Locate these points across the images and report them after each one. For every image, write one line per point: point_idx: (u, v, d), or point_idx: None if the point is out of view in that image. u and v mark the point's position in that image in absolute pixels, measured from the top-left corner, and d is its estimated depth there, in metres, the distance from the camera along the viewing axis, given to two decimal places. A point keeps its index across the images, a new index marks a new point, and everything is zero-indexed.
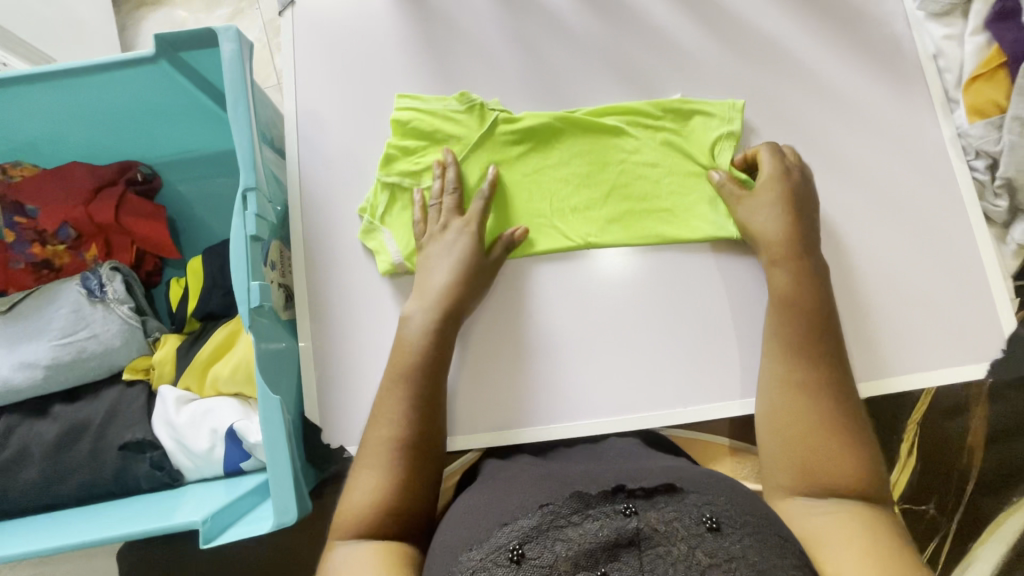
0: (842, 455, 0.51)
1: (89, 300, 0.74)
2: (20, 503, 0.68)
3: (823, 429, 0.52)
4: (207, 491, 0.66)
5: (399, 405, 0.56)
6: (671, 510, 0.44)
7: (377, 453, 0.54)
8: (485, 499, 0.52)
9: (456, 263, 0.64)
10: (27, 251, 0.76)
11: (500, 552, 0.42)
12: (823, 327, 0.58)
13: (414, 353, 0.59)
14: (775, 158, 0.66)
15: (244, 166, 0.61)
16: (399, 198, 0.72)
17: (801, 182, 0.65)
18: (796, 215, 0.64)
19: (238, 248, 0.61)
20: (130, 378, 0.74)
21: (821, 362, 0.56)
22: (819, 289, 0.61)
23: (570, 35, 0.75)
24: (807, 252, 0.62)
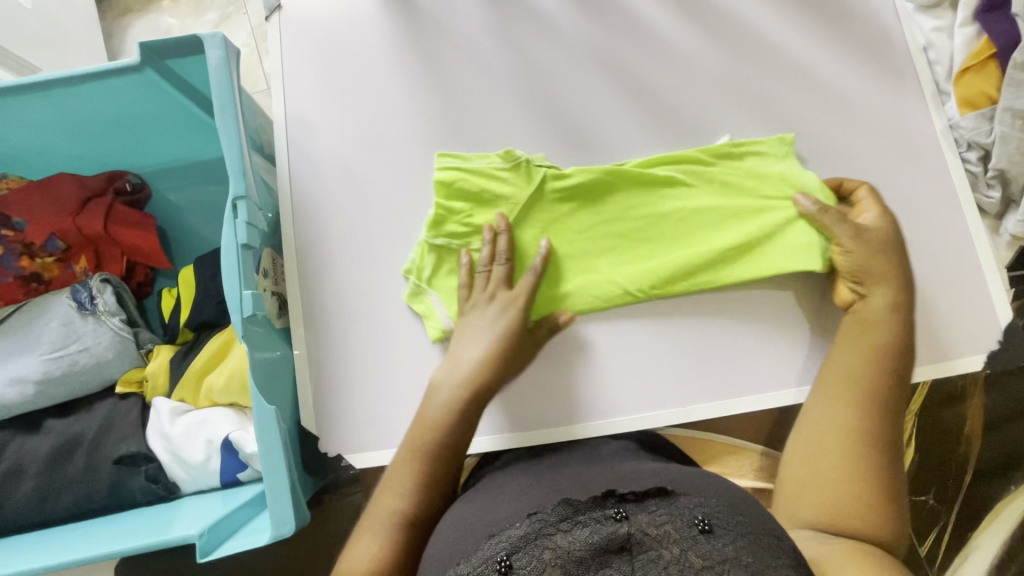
0: (865, 503, 0.48)
1: (80, 313, 0.73)
2: (14, 520, 0.67)
3: (854, 479, 0.49)
4: (204, 502, 0.66)
5: (410, 476, 0.55)
6: (662, 513, 0.44)
7: (381, 519, 0.54)
8: (479, 508, 0.51)
9: (493, 340, 0.62)
10: (14, 264, 0.75)
11: (488, 563, 0.42)
12: (895, 384, 0.54)
13: (436, 428, 0.57)
14: (878, 205, 0.63)
15: (233, 174, 0.61)
16: (446, 258, 0.70)
17: (891, 235, 0.62)
18: (896, 261, 0.60)
19: (229, 257, 0.60)
20: (123, 391, 0.73)
21: (885, 420, 0.52)
22: (901, 348, 0.56)
23: (560, 35, 0.75)
24: (902, 301, 0.58)
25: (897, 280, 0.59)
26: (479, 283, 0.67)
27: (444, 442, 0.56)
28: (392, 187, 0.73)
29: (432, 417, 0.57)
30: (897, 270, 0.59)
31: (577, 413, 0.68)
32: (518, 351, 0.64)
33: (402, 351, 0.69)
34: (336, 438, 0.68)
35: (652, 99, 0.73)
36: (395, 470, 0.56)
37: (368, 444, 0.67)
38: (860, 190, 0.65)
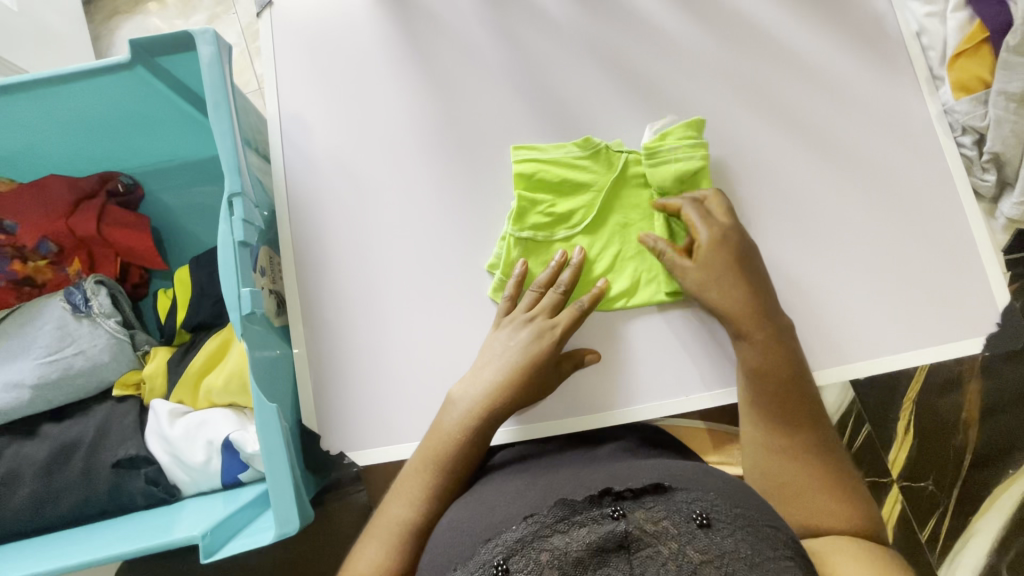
0: (832, 504, 0.51)
1: (75, 315, 0.72)
2: (13, 526, 0.66)
3: (812, 483, 0.52)
4: (206, 504, 0.65)
5: (420, 485, 0.56)
6: (659, 509, 0.45)
7: (389, 529, 0.55)
8: (471, 512, 0.52)
9: (513, 362, 0.61)
10: (5, 268, 0.73)
11: (485, 567, 0.43)
12: (794, 389, 0.57)
13: (457, 441, 0.58)
14: (704, 220, 0.64)
15: (228, 171, 0.60)
16: (543, 253, 0.70)
17: (737, 240, 0.63)
18: (741, 281, 0.61)
19: (227, 255, 0.59)
20: (121, 393, 0.73)
21: (799, 419, 0.56)
22: (785, 353, 0.58)
23: (554, 26, 0.74)
24: (764, 315, 0.60)
25: (744, 305, 0.60)
26: (532, 300, 0.66)
27: (457, 447, 0.58)
28: (391, 185, 0.72)
29: (460, 433, 0.58)
30: (745, 292, 0.60)
31: (577, 407, 0.67)
32: (540, 381, 0.63)
33: (402, 348, 0.69)
34: (335, 436, 0.67)
35: (648, 90, 0.73)
36: (405, 482, 0.57)
37: (370, 440, 0.67)
38: (684, 209, 0.65)
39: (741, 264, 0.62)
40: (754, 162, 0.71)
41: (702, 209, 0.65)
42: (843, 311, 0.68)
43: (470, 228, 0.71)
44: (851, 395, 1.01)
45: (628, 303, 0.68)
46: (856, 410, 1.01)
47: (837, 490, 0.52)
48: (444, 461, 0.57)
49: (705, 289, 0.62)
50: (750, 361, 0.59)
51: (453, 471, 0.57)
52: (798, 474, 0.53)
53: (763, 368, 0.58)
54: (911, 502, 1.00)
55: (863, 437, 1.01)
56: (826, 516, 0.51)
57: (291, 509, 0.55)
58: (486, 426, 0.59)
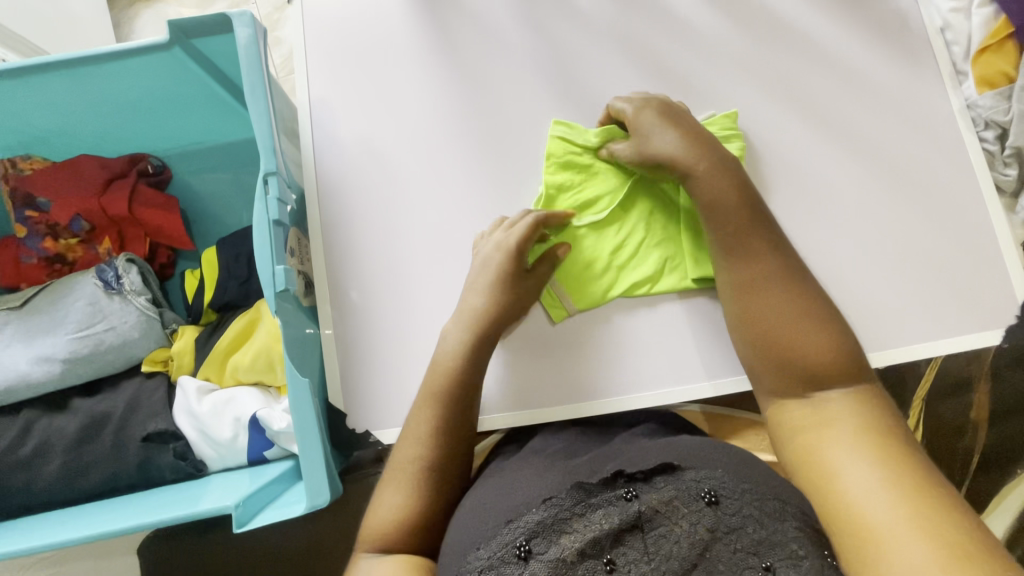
0: (814, 333, 0.53)
1: (106, 292, 0.73)
2: (46, 497, 0.67)
3: (791, 312, 0.54)
4: (233, 479, 0.66)
5: (427, 425, 0.57)
6: (669, 489, 0.46)
7: (403, 472, 0.56)
8: (493, 493, 0.53)
9: (484, 286, 0.63)
10: (39, 245, 0.76)
11: (507, 549, 0.44)
12: (752, 218, 0.59)
13: (451, 373, 0.60)
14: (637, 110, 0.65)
15: (264, 151, 0.61)
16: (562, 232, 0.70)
17: (658, 103, 0.65)
18: (683, 126, 0.63)
19: (262, 233, 0.60)
20: (150, 369, 0.73)
21: (759, 251, 0.57)
22: (735, 177, 0.60)
23: (582, 17, 0.75)
24: (704, 146, 0.61)
25: (715, 172, 0.60)
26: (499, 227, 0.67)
27: (455, 380, 0.59)
28: (418, 170, 0.73)
29: (450, 359, 0.60)
30: (704, 154, 0.61)
31: (597, 390, 0.68)
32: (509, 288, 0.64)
33: (426, 330, 0.70)
34: (359, 414, 0.68)
35: (673, 81, 0.74)
36: (411, 421, 0.58)
37: (394, 420, 0.68)
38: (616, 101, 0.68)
39: (705, 139, 0.62)
40: (776, 154, 0.72)
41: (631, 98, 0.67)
42: (863, 303, 0.69)
43: (494, 215, 0.72)
44: None
45: (652, 289, 0.69)
46: None
47: (809, 319, 0.54)
48: (443, 396, 0.58)
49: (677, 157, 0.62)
50: (702, 195, 0.60)
51: (452, 406, 0.58)
52: (768, 310, 0.55)
53: (719, 209, 0.59)
54: None
55: None
56: (806, 352, 0.52)
57: (320, 480, 0.56)
58: (476, 354, 0.61)
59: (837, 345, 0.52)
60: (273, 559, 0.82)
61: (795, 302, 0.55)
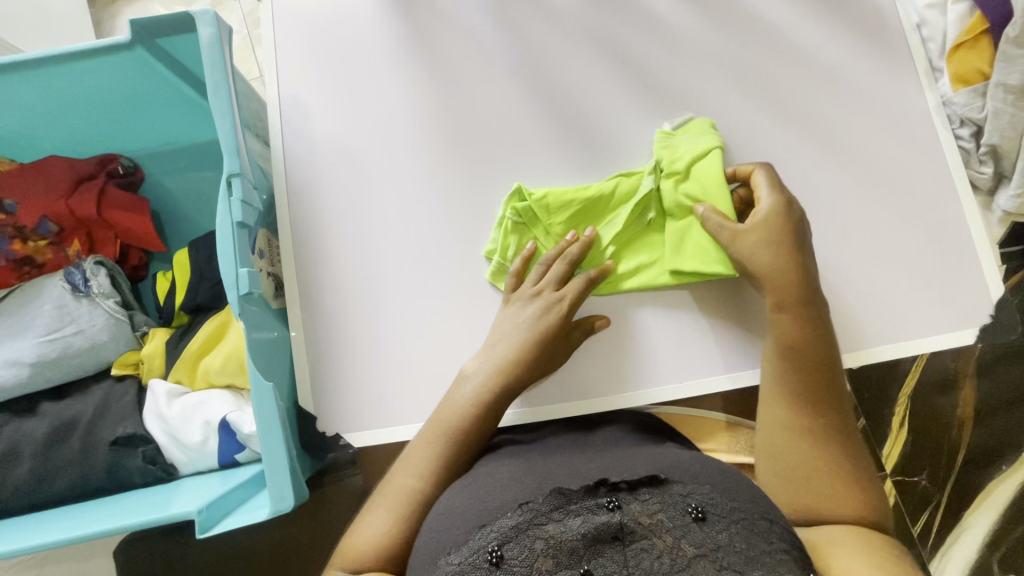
0: (849, 493, 0.50)
1: (74, 295, 0.72)
2: (13, 501, 0.67)
3: (834, 472, 0.51)
4: (202, 483, 0.66)
5: (429, 457, 0.57)
6: (655, 502, 0.46)
7: (398, 498, 0.55)
8: (466, 496, 0.52)
9: (524, 340, 0.62)
10: (6, 247, 0.74)
11: (479, 555, 0.44)
12: (820, 369, 0.55)
13: (462, 415, 0.58)
14: (774, 187, 0.62)
15: (227, 152, 0.60)
16: (536, 232, 0.70)
17: (794, 219, 0.60)
18: (794, 245, 0.59)
19: (225, 235, 0.59)
20: (119, 373, 0.73)
21: (822, 409, 0.54)
22: (819, 334, 0.56)
23: (556, 15, 0.74)
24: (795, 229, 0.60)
25: (792, 278, 0.58)
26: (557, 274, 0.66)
27: (468, 418, 0.58)
28: (389, 170, 0.72)
29: (474, 404, 0.59)
30: (797, 267, 0.58)
31: (566, 391, 0.68)
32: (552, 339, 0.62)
33: (398, 332, 0.69)
34: (328, 416, 0.67)
35: (648, 79, 0.73)
36: (414, 450, 0.57)
37: (364, 422, 0.67)
38: (755, 174, 0.64)
39: (799, 235, 0.60)
40: (753, 153, 0.71)
41: (774, 178, 0.63)
42: (838, 303, 0.68)
43: (465, 215, 0.71)
44: (847, 388, 1.02)
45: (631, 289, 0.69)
46: (852, 404, 1.02)
47: (848, 478, 0.50)
48: (452, 433, 0.57)
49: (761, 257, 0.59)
50: (781, 336, 0.57)
51: (461, 442, 0.57)
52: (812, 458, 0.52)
53: (795, 350, 0.56)
54: (904, 497, 1.00)
55: (858, 432, 1.02)
56: (832, 504, 0.50)
57: (284, 484, 0.56)
58: (497, 399, 0.60)
59: (869, 510, 0.49)
60: (249, 560, 0.82)
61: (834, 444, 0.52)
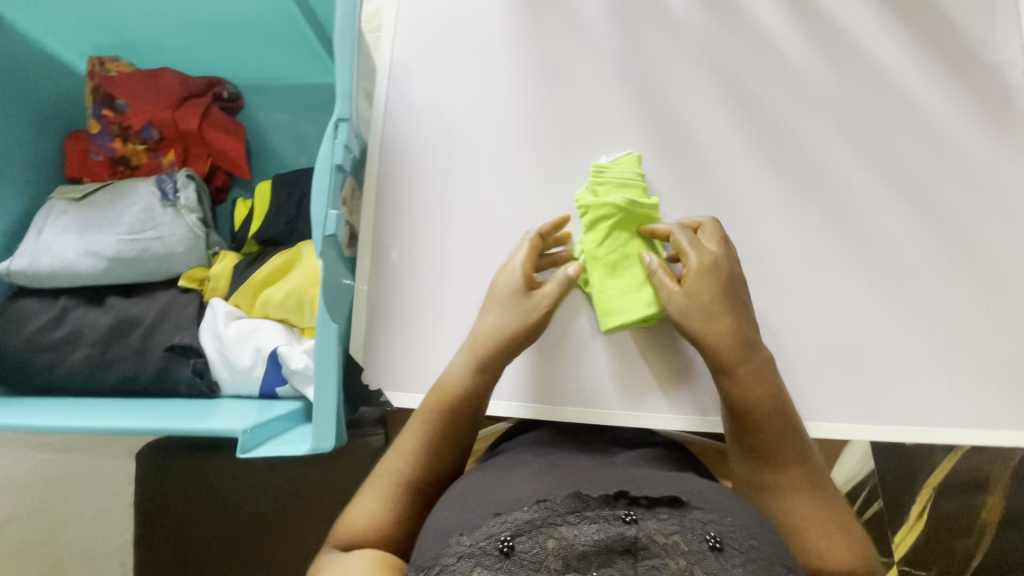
0: (841, 539, 0.51)
1: (162, 202, 0.75)
2: (65, 382, 0.69)
3: (822, 516, 0.52)
4: (240, 407, 0.67)
5: (416, 442, 0.57)
6: (672, 522, 0.45)
7: (385, 479, 0.56)
8: (483, 487, 0.52)
9: (497, 310, 0.62)
10: (108, 144, 0.78)
11: (490, 542, 0.44)
12: (779, 428, 0.55)
13: (449, 399, 0.59)
14: (695, 243, 0.62)
15: (340, 96, 0.62)
16: (606, 215, 0.67)
17: (727, 269, 0.61)
18: (728, 309, 0.59)
19: (322, 175, 0.61)
20: (185, 286, 0.75)
21: (788, 459, 0.55)
22: (772, 387, 0.56)
23: (678, 29, 0.74)
24: (729, 302, 0.59)
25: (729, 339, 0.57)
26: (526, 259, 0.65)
27: (456, 403, 0.59)
28: (480, 147, 0.73)
29: (463, 389, 0.59)
30: (733, 327, 0.58)
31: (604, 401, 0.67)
32: (526, 321, 0.62)
33: (455, 304, 0.69)
34: (375, 369, 0.69)
35: (755, 110, 0.72)
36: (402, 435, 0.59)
37: (407, 384, 0.68)
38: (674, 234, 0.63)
39: (731, 293, 0.60)
40: (845, 205, 0.69)
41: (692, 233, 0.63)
42: (900, 375, 0.66)
43: (546, 206, 0.71)
44: (871, 465, 0.99)
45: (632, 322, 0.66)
46: (871, 482, 0.99)
47: (835, 524, 0.52)
48: (434, 414, 0.58)
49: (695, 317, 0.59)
50: (733, 396, 0.57)
51: (448, 428, 0.58)
52: (797, 509, 0.53)
53: (747, 407, 0.56)
54: None
55: (873, 512, 0.99)
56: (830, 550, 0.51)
57: (328, 427, 0.57)
58: (483, 378, 0.60)
59: (851, 541, 0.52)
60: (262, 491, 0.84)
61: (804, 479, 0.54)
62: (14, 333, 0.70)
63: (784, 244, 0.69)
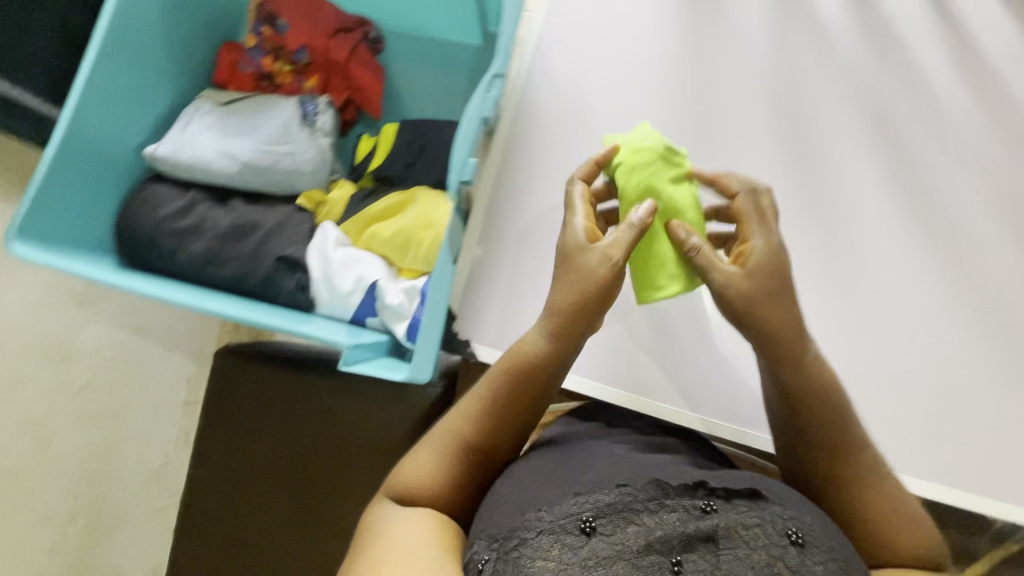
0: (906, 526, 0.45)
1: (301, 122, 0.78)
2: (183, 267, 0.74)
3: (879, 502, 0.45)
4: (333, 326, 0.71)
5: (481, 404, 0.50)
6: (752, 515, 0.42)
7: (446, 437, 0.51)
8: (557, 466, 0.50)
9: (565, 279, 0.50)
10: (259, 59, 0.82)
11: (570, 519, 0.41)
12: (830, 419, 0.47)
13: (527, 366, 0.50)
14: (756, 220, 0.50)
15: (501, 53, 0.65)
16: (635, 179, 0.54)
17: (784, 263, 0.48)
18: (785, 292, 0.47)
19: (469, 122, 0.63)
20: (303, 204, 0.78)
21: (847, 443, 0.47)
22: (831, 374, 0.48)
23: (835, 55, 0.74)
24: (781, 285, 0.47)
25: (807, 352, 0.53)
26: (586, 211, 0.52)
27: (532, 370, 0.51)
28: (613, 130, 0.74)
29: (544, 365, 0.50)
30: (785, 312, 0.46)
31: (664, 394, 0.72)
32: (595, 280, 0.48)
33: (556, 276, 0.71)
34: (468, 321, 0.71)
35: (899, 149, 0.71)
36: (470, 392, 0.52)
37: (496, 342, 0.70)
38: (740, 202, 0.51)
39: (787, 277, 0.47)
40: (976, 263, 0.67)
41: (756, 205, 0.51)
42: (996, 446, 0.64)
43: None
44: None
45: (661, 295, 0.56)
46: None
47: (904, 510, 0.46)
48: (508, 377, 0.50)
49: (763, 308, 0.46)
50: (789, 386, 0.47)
51: (523, 394, 0.51)
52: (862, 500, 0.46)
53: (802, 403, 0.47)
54: None
55: None
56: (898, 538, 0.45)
57: (428, 362, 0.61)
58: (566, 347, 0.51)
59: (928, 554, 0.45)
60: (321, 415, 0.87)
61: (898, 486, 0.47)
62: (146, 214, 0.74)
63: (891, 286, 0.68)
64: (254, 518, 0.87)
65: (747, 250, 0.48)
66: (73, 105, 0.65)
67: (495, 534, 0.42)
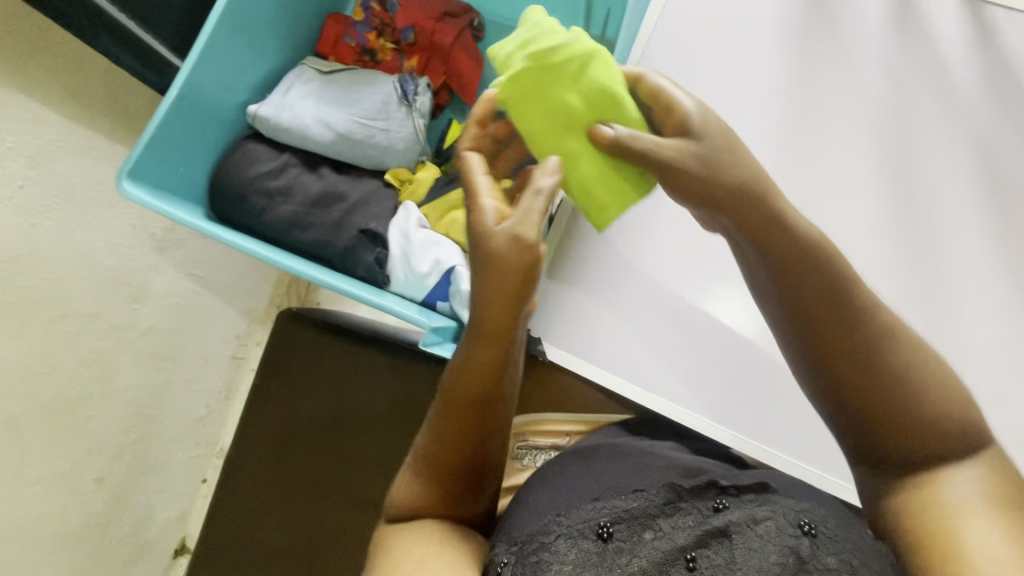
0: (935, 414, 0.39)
1: (399, 100, 0.79)
2: (268, 228, 0.75)
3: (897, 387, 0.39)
4: (402, 304, 0.70)
5: (442, 426, 0.45)
6: (763, 509, 0.43)
7: (422, 463, 0.46)
8: (582, 474, 0.53)
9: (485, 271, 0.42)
10: (364, 34, 0.84)
11: (588, 524, 0.44)
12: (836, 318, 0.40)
13: (476, 376, 0.44)
14: (667, 90, 0.45)
15: None
16: (534, 109, 0.48)
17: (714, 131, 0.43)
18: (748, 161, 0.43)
19: None
20: (389, 180, 0.80)
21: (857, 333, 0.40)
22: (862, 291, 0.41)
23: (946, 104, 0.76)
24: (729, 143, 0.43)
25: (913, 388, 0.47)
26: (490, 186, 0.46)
27: (475, 378, 0.44)
28: None
29: (493, 378, 0.44)
30: (750, 181, 0.42)
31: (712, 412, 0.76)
32: (513, 262, 0.41)
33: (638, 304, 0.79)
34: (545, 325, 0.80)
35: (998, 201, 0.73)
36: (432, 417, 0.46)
37: None
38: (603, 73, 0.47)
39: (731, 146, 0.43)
40: None
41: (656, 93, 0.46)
42: None
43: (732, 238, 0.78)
44: None
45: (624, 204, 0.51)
46: None
47: (928, 402, 0.39)
48: (459, 393, 0.44)
49: (737, 185, 0.42)
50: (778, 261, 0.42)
51: (475, 403, 0.44)
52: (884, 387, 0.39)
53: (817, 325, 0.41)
54: None
55: None
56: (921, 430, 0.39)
57: None
58: (499, 345, 0.44)
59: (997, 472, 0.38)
60: (371, 389, 0.87)
61: (992, 448, 0.39)
62: (240, 170, 0.76)
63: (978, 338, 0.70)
64: (292, 482, 0.89)
65: (683, 123, 0.44)
66: (194, 57, 0.68)
67: (516, 538, 0.45)
